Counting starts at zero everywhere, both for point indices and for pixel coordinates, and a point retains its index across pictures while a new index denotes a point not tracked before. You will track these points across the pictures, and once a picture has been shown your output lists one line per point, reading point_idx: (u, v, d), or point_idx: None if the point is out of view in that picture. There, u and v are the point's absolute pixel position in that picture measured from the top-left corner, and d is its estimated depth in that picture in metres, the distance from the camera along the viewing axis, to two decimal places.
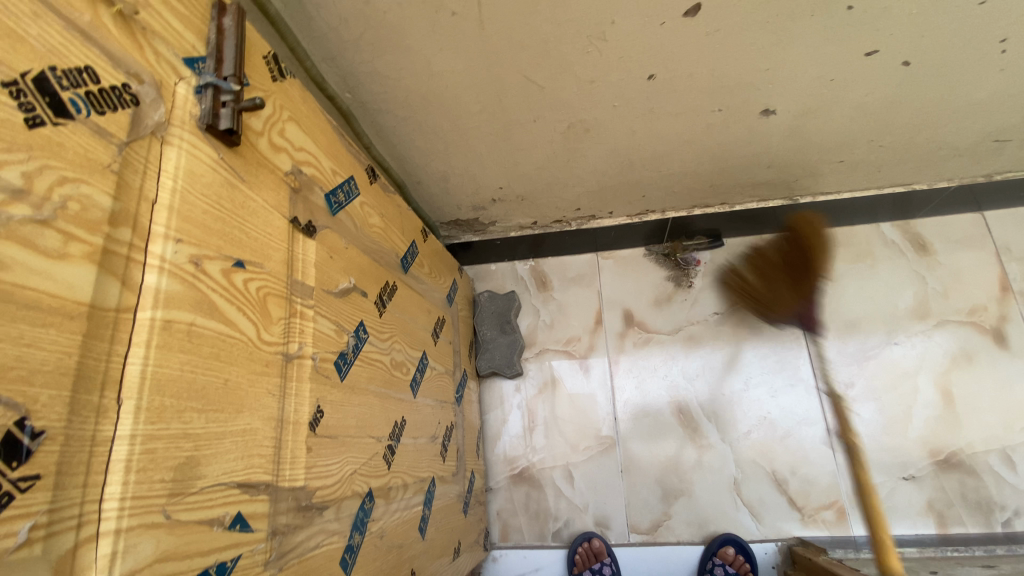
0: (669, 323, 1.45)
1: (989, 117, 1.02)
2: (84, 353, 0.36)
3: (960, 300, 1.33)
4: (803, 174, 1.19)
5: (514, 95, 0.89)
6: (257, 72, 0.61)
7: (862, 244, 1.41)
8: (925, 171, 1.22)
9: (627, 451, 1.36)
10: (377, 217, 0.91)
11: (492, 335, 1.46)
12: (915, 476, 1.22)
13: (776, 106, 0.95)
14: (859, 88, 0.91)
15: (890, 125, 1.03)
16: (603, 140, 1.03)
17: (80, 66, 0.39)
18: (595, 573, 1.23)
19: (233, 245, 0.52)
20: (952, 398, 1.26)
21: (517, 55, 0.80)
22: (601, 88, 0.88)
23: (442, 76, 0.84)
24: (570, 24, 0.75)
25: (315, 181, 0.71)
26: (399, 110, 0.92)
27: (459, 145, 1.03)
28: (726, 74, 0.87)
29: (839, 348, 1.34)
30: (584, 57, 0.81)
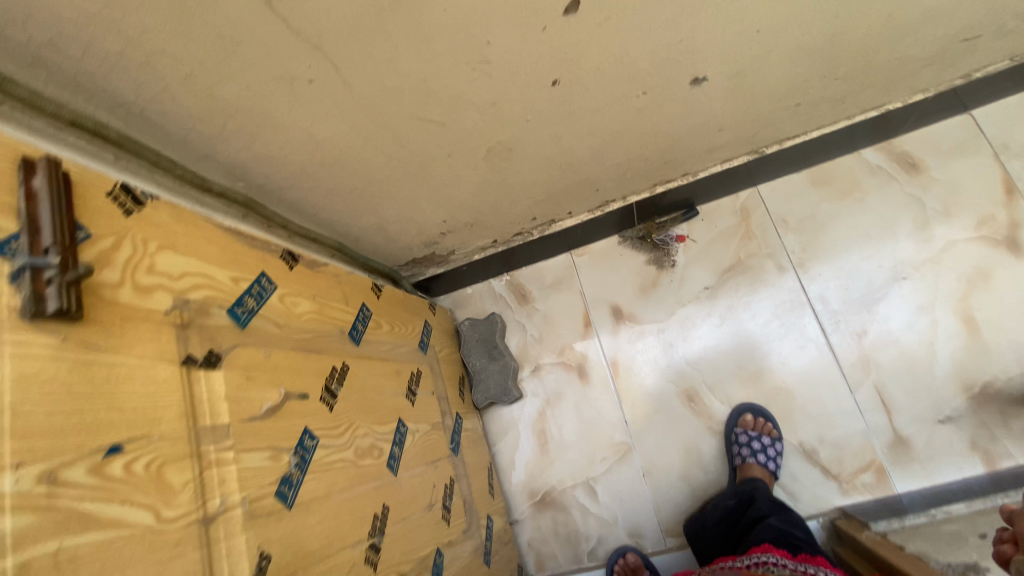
0: (659, 310, 1.36)
1: (951, 18, 0.90)
2: None
3: (964, 214, 1.21)
4: (761, 127, 1.08)
5: (416, 138, 0.81)
6: (100, 214, 0.55)
7: (846, 178, 1.29)
8: (896, 89, 1.10)
9: (645, 454, 1.29)
10: (308, 301, 0.85)
11: (482, 364, 1.40)
12: (951, 416, 1.13)
13: (705, 73, 0.85)
14: (793, 30, 0.80)
15: (840, 58, 0.92)
16: (530, 152, 0.94)
17: None
18: None
19: (101, 433, 0.47)
20: (975, 323, 1.16)
21: (399, 101, 0.72)
22: (506, 106, 0.80)
23: (330, 141, 0.77)
24: (444, 57, 0.67)
25: (211, 302, 0.65)
26: (301, 183, 0.85)
27: (381, 196, 0.96)
28: (637, 58, 0.77)
29: (844, 296, 1.24)
30: (473, 83, 0.73)
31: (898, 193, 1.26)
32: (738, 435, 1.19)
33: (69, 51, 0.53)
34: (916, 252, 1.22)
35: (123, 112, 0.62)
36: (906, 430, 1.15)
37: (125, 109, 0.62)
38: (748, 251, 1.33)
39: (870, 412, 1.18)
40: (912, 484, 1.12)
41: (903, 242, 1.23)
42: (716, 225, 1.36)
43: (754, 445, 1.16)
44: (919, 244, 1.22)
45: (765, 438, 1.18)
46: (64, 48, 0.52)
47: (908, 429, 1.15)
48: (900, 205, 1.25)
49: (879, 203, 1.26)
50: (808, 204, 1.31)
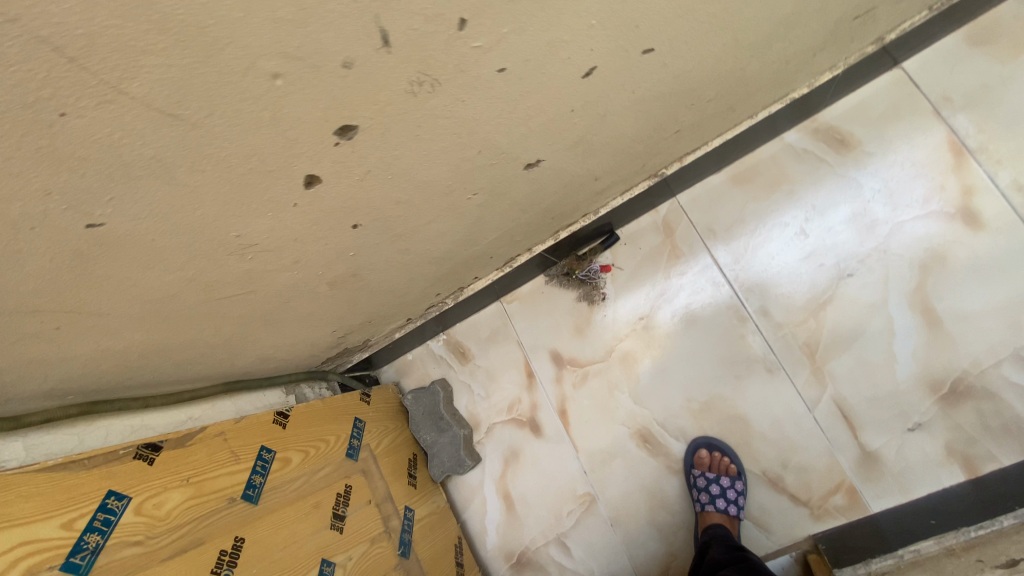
0: (598, 349, 1.28)
1: (823, 11, 0.74)
2: None
3: (909, 190, 1.07)
4: (646, 159, 0.95)
5: (234, 309, 0.74)
6: None
7: (771, 170, 1.15)
8: (796, 78, 0.94)
9: (609, 503, 1.24)
10: (181, 489, 0.81)
11: (432, 439, 1.35)
12: (922, 423, 1.03)
13: (536, 156, 0.74)
14: (618, 94, 0.67)
15: (700, 87, 0.78)
16: (382, 269, 0.86)
17: None
18: None
19: None
20: (936, 315, 1.03)
21: (181, 300, 0.64)
22: (315, 259, 0.71)
23: (135, 345, 0.70)
24: (196, 262, 0.58)
25: (37, 567, 0.63)
26: (140, 372, 0.79)
27: (244, 345, 0.89)
28: (438, 178, 0.66)
29: (787, 306, 1.13)
30: (255, 261, 0.64)
31: (831, 177, 1.11)
32: (696, 479, 1.12)
33: None
34: (859, 243, 1.09)
35: None
36: (873, 443, 1.05)
37: None
38: (678, 271, 1.21)
39: (832, 429, 1.08)
40: (889, 502, 1.03)
41: (844, 234, 1.10)
42: (640, 247, 1.25)
43: (713, 489, 1.09)
44: (862, 233, 1.09)
45: (724, 478, 1.10)
46: None
47: (875, 443, 1.05)
48: (835, 191, 1.11)
49: (812, 193, 1.12)
50: (734, 207, 1.17)
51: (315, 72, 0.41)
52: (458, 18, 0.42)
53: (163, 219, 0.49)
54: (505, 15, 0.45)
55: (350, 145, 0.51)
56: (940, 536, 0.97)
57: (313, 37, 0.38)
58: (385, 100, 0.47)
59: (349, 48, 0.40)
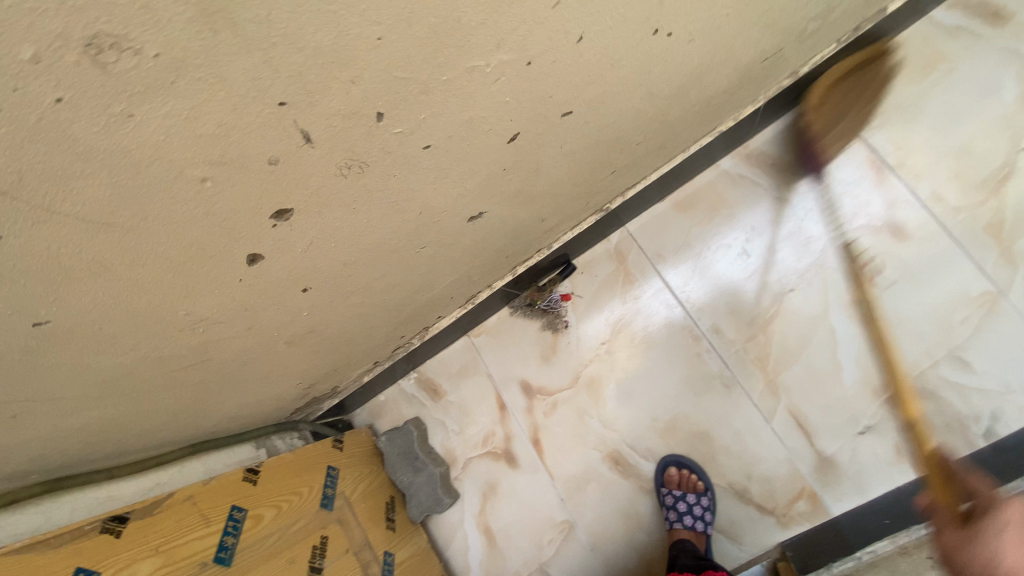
0: (565, 376, 1.31)
1: (732, 59, 0.81)
2: None
3: (838, 206, 1.13)
4: (589, 198, 1.01)
5: (194, 377, 0.76)
6: None
7: (712, 195, 1.22)
8: (720, 113, 1.00)
9: (587, 528, 1.26)
10: (152, 556, 0.82)
11: (409, 479, 1.36)
12: (871, 426, 1.08)
13: (479, 209, 0.78)
14: (548, 148, 0.72)
15: (627, 133, 0.83)
16: (340, 323, 0.88)
17: None
18: None
19: None
20: (873, 322, 1.09)
21: (138, 376, 0.66)
22: (271, 322, 0.73)
23: (96, 422, 0.71)
24: (150, 341, 0.60)
25: None
26: (102, 446, 0.80)
27: (210, 407, 0.91)
28: (383, 240, 0.70)
29: (737, 323, 1.18)
30: (210, 333, 0.67)
31: (767, 199, 1.18)
32: (664, 497, 1.15)
33: None
34: (798, 259, 1.15)
35: None
36: (828, 449, 1.10)
37: None
38: (634, 295, 1.27)
39: (790, 438, 1.13)
40: (848, 504, 1.08)
41: (782, 250, 1.16)
42: (596, 275, 1.30)
43: (681, 506, 1.12)
44: (799, 250, 1.15)
45: (690, 494, 1.13)
46: None
47: (830, 448, 1.10)
48: (771, 212, 1.18)
49: (750, 214, 1.19)
50: (680, 233, 1.24)
51: (244, 171, 0.44)
52: (374, 112, 0.46)
53: (111, 309, 0.51)
54: (421, 105, 0.49)
55: (289, 224, 0.55)
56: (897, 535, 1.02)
57: (238, 144, 0.41)
58: (319, 183, 0.51)
59: (272, 148, 0.44)
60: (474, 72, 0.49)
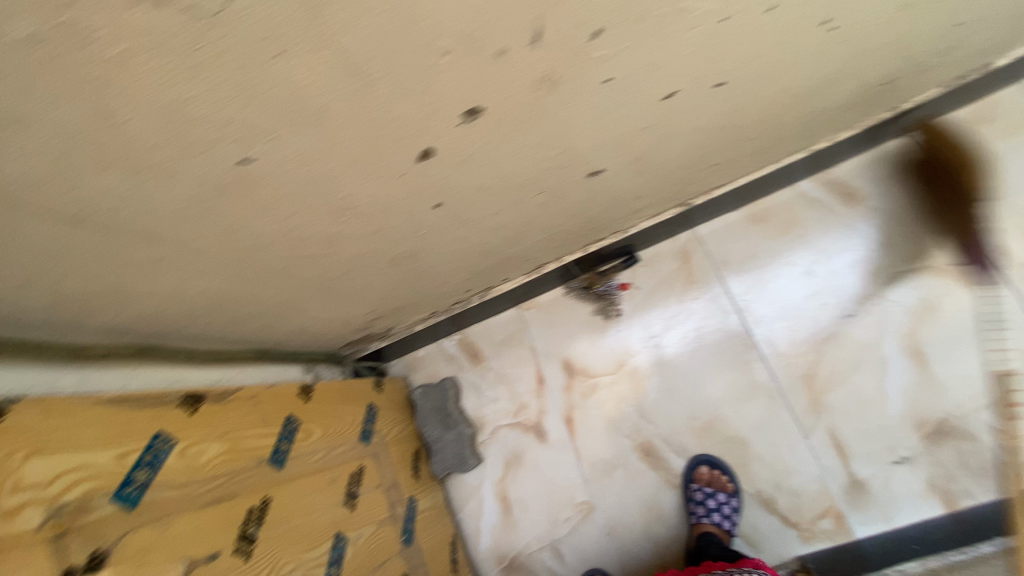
0: (610, 362, 1.34)
1: (858, 74, 0.85)
2: None
3: (908, 243, 1.18)
4: (682, 187, 1.05)
5: (305, 271, 0.78)
6: None
7: (786, 213, 1.25)
8: (821, 133, 1.04)
9: (607, 512, 1.28)
10: (218, 441, 0.83)
11: (438, 435, 1.38)
12: (907, 457, 1.11)
13: (603, 165, 0.81)
14: (685, 119, 0.76)
15: (747, 126, 0.87)
16: (437, 254, 0.91)
17: None
18: None
19: None
20: (924, 358, 1.13)
21: (269, 252, 0.69)
22: (392, 230, 0.76)
23: (209, 292, 0.74)
24: (301, 214, 0.63)
25: (93, 492, 0.64)
26: (194, 323, 0.82)
27: (292, 311, 0.93)
28: (519, 172, 0.73)
29: (790, 338, 1.22)
30: (344, 225, 0.69)
31: (839, 226, 1.22)
32: (693, 492, 1.18)
33: None
34: (860, 287, 1.19)
35: None
36: (861, 473, 1.13)
37: None
38: (694, 296, 1.30)
39: (825, 457, 1.15)
40: (872, 529, 1.11)
41: (847, 276, 1.20)
42: (658, 270, 1.33)
43: (709, 503, 1.15)
44: (863, 279, 1.19)
45: (720, 493, 1.16)
46: None
47: (864, 472, 1.13)
48: (841, 238, 1.22)
49: (820, 237, 1.23)
50: (749, 243, 1.27)
51: (474, 56, 0.47)
52: (595, 29, 0.50)
53: (298, 167, 0.54)
54: (628, 34, 0.53)
55: (469, 128, 0.58)
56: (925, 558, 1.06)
57: (487, 25, 0.44)
58: (515, 89, 0.54)
59: (507, 39, 0.47)
60: (682, 14, 0.53)
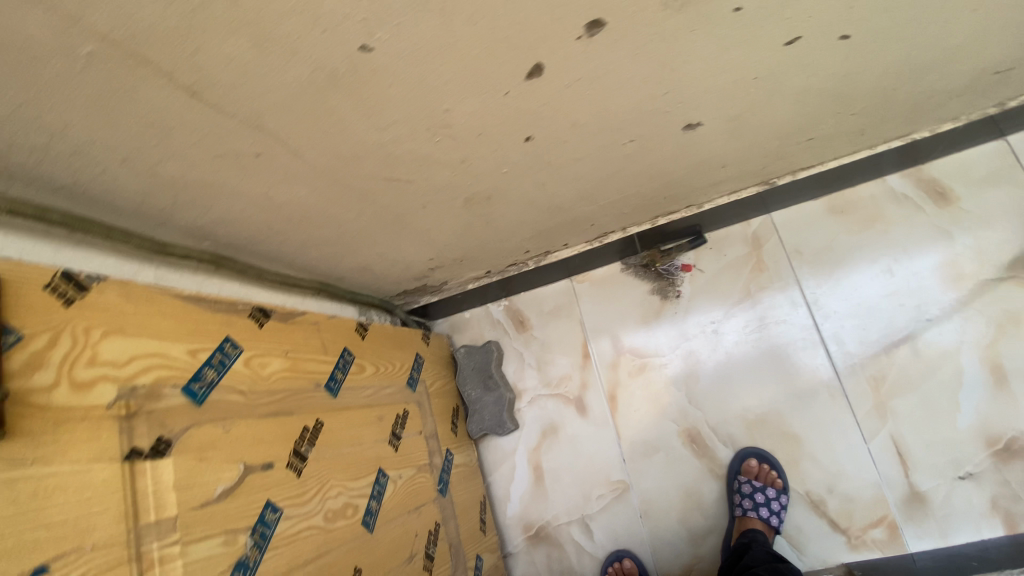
0: (662, 343, 1.30)
1: (982, 55, 0.78)
2: None
3: (1000, 250, 1.10)
4: (770, 161, 1.00)
5: (385, 195, 0.77)
6: (33, 313, 0.53)
7: (869, 206, 1.19)
8: (928, 119, 0.98)
9: (641, 494, 1.25)
10: (280, 358, 0.84)
11: (477, 395, 1.37)
12: (974, 473, 1.05)
13: (699, 118, 0.78)
14: (796, 74, 0.72)
15: (854, 96, 0.82)
16: (511, 201, 0.90)
17: None
18: None
19: (28, 555, 0.46)
20: (1004, 373, 1.06)
21: (357, 166, 0.68)
22: (478, 163, 0.75)
23: (292, 204, 0.73)
24: (398, 125, 0.62)
25: (164, 381, 0.64)
26: (271, 238, 0.82)
27: (360, 242, 0.93)
28: (616, 112, 0.71)
29: (859, 337, 1.15)
30: (436, 146, 0.68)
31: (926, 225, 1.15)
32: (740, 484, 1.13)
33: None
34: (942, 292, 1.12)
35: (67, 194, 0.59)
36: (922, 485, 1.07)
37: (68, 191, 0.59)
38: (759, 284, 1.25)
39: (884, 464, 1.10)
40: (927, 544, 1.05)
41: (929, 278, 1.13)
42: (724, 254, 1.29)
43: (757, 497, 1.09)
44: (947, 283, 1.12)
45: (770, 489, 1.11)
46: None
47: (925, 484, 1.07)
48: (927, 238, 1.14)
49: (903, 235, 1.16)
50: (824, 234, 1.21)
51: None
52: None
53: (413, 65, 0.53)
54: None
55: (588, 44, 0.56)
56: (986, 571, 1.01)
57: None
58: (644, 5, 0.52)
59: None
60: None
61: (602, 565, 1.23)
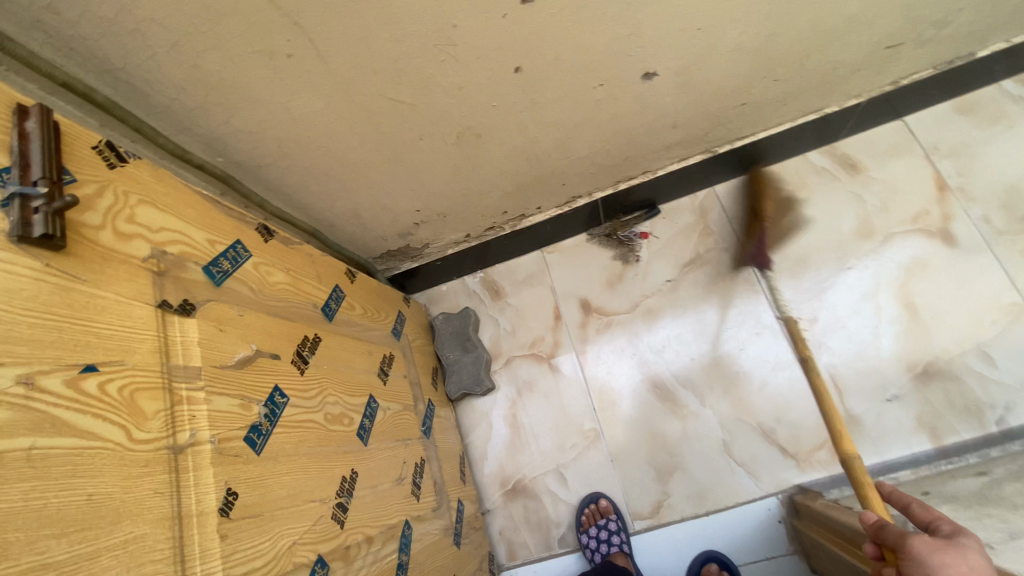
0: (625, 302, 1.42)
1: (871, 26, 1.00)
2: None
3: (902, 209, 1.31)
4: (712, 125, 1.18)
5: (389, 120, 0.87)
6: (85, 164, 0.58)
7: (794, 177, 1.39)
8: (833, 93, 1.20)
9: (613, 440, 1.33)
10: (282, 272, 0.89)
11: (455, 357, 1.44)
12: (898, 395, 1.20)
13: (655, 68, 0.94)
14: (730, 29, 0.89)
15: (776, 59, 1.02)
16: (497, 141, 1.01)
17: None
18: (601, 530, 1.23)
19: (79, 352, 0.49)
20: (915, 307, 1.25)
21: (371, 80, 0.78)
22: (473, 91, 0.86)
23: (306, 118, 0.82)
24: (411, 39, 0.73)
25: (187, 257, 0.68)
26: (278, 161, 0.89)
27: (356, 180, 1.01)
28: (592, 49, 0.85)
29: (796, 286, 1.32)
30: (441, 67, 0.79)
31: (842, 190, 1.36)
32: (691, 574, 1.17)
33: (66, 14, 0.58)
34: (859, 244, 1.31)
35: (111, 77, 0.66)
36: (856, 408, 1.21)
37: (112, 76, 0.66)
38: (707, 245, 1.40)
39: (824, 394, 1.24)
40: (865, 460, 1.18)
41: (849, 235, 1.33)
42: (677, 222, 1.45)
43: None
44: (862, 236, 1.32)
45: None
46: (61, 12, 0.57)
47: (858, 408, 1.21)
48: (842, 201, 1.35)
49: (824, 199, 1.36)
50: None
51: None
52: None
53: None
54: None
55: None
56: (917, 468, 1.15)
57: None
58: None
59: None
60: None
61: (578, 509, 1.29)
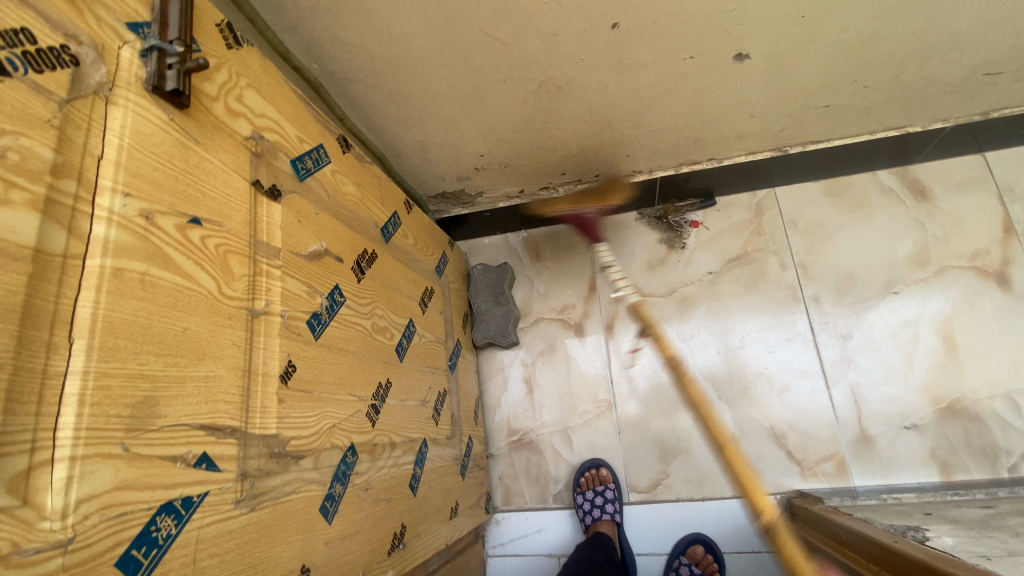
0: (663, 286, 1.43)
1: (976, 48, 0.97)
2: (60, 299, 0.41)
3: (962, 244, 1.28)
4: (790, 121, 1.17)
5: (479, 55, 0.89)
6: (209, 38, 0.62)
7: (858, 193, 1.38)
8: (920, 111, 1.17)
9: (624, 414, 1.36)
10: (353, 185, 0.93)
11: (487, 307, 1.48)
12: (917, 424, 1.21)
13: (749, 50, 0.93)
14: (834, 22, 0.88)
15: (871, 64, 1.00)
16: (576, 97, 1.02)
17: (55, 47, 0.44)
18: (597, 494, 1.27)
19: (189, 203, 0.54)
20: (954, 343, 1.23)
21: (473, 12, 0.80)
22: (567, 41, 0.87)
23: (403, 39, 0.84)
24: None
25: (279, 147, 0.72)
26: (367, 78, 0.92)
27: (433, 112, 1.04)
28: (693, 18, 0.85)
29: (837, 300, 1.32)
30: (542, 10, 0.81)
31: (904, 215, 1.33)
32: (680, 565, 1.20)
33: None
34: (910, 271, 1.30)
35: None
36: (871, 429, 1.22)
37: None
38: (756, 245, 1.40)
39: (842, 408, 1.25)
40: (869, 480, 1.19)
41: (902, 260, 1.31)
42: (730, 217, 1.44)
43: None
44: (915, 263, 1.30)
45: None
46: None
47: (874, 428, 1.22)
48: (903, 226, 1.33)
49: (885, 220, 1.34)
50: (821, 211, 1.39)
51: None
52: None
53: None
54: None
55: None
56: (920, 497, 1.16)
57: None
58: None
59: None
60: None
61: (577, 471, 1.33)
